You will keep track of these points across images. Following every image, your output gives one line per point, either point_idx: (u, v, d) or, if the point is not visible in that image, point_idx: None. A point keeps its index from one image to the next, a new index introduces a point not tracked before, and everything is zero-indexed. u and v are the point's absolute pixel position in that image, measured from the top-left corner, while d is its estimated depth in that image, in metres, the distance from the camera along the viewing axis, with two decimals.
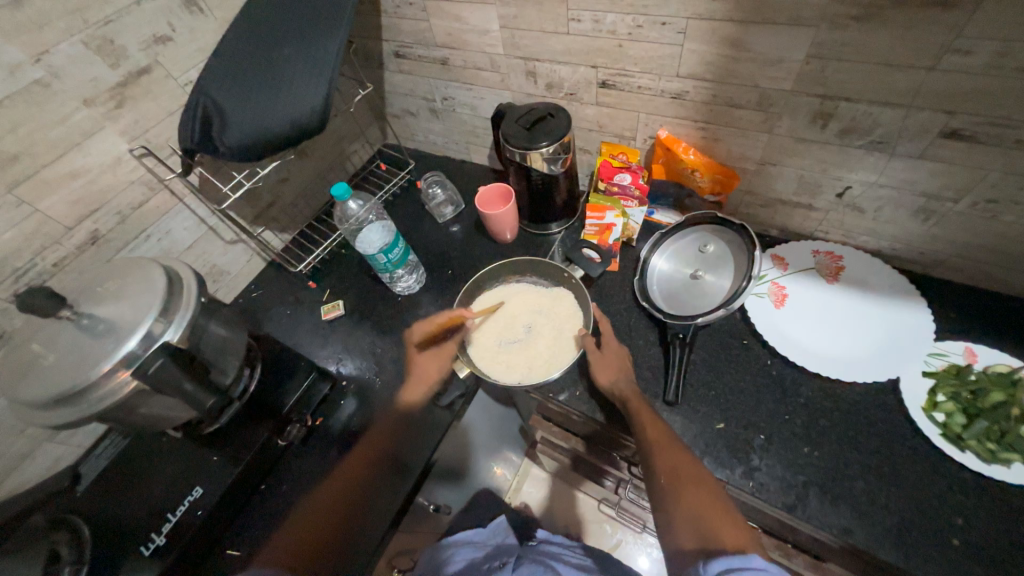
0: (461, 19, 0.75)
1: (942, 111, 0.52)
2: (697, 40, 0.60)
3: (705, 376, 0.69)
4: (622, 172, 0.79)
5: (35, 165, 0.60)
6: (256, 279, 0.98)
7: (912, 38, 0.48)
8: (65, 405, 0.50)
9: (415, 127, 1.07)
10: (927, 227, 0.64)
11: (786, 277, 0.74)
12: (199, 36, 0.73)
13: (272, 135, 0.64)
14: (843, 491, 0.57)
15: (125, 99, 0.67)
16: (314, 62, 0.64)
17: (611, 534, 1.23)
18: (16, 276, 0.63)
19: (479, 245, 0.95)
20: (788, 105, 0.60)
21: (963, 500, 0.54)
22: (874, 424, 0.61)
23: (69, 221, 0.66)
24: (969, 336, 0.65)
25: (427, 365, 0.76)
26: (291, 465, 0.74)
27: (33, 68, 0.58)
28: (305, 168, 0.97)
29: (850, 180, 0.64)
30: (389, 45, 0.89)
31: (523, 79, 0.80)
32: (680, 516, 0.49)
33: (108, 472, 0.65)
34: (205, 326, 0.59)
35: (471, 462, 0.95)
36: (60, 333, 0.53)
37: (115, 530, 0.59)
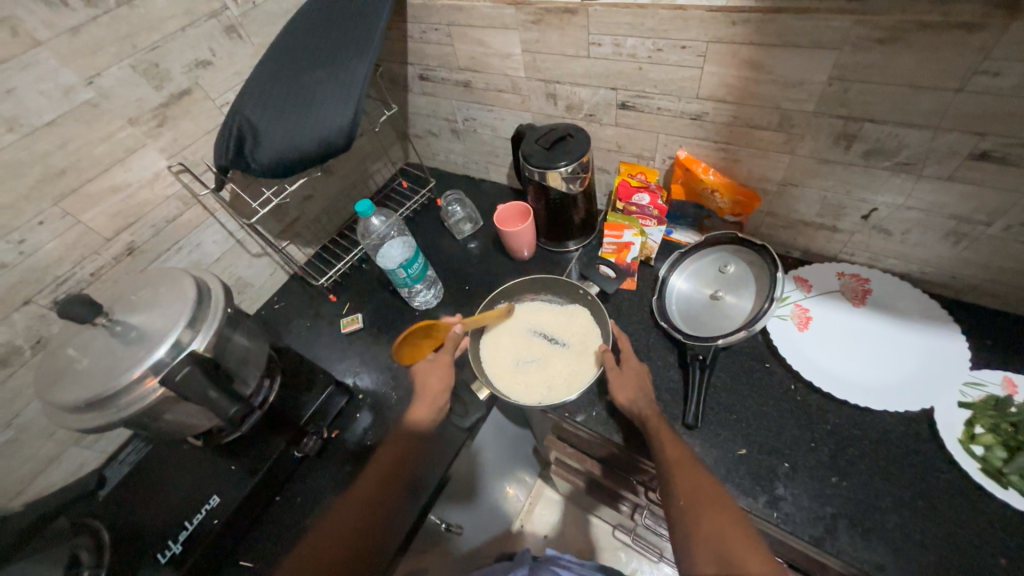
0: (484, 43, 0.78)
1: (971, 133, 0.51)
2: (717, 63, 0.60)
3: (726, 399, 0.67)
4: (641, 191, 0.78)
5: (80, 179, 0.64)
6: (279, 292, 1.00)
7: (938, 60, 0.48)
8: (95, 409, 0.51)
9: (436, 146, 1.10)
10: (958, 250, 0.62)
11: (810, 299, 0.72)
12: (237, 61, 0.77)
13: (300, 153, 0.66)
14: (875, 525, 0.54)
15: (166, 119, 0.71)
16: (343, 84, 0.67)
17: (626, 562, 1.19)
18: (56, 284, 0.66)
19: (497, 262, 0.96)
20: (810, 126, 0.60)
21: (1006, 540, 0.51)
22: (907, 455, 0.58)
23: (108, 232, 0.69)
24: (1008, 364, 0.62)
25: (428, 378, 0.71)
26: (305, 478, 0.74)
27: (85, 90, 0.61)
28: (330, 185, 1.00)
29: (876, 202, 0.63)
30: (414, 69, 0.92)
31: (543, 100, 0.82)
32: (700, 540, 0.47)
33: (130, 478, 0.66)
34: (230, 336, 0.61)
35: (483, 481, 0.93)
36: (94, 339, 0.55)
37: (134, 537, 0.60)
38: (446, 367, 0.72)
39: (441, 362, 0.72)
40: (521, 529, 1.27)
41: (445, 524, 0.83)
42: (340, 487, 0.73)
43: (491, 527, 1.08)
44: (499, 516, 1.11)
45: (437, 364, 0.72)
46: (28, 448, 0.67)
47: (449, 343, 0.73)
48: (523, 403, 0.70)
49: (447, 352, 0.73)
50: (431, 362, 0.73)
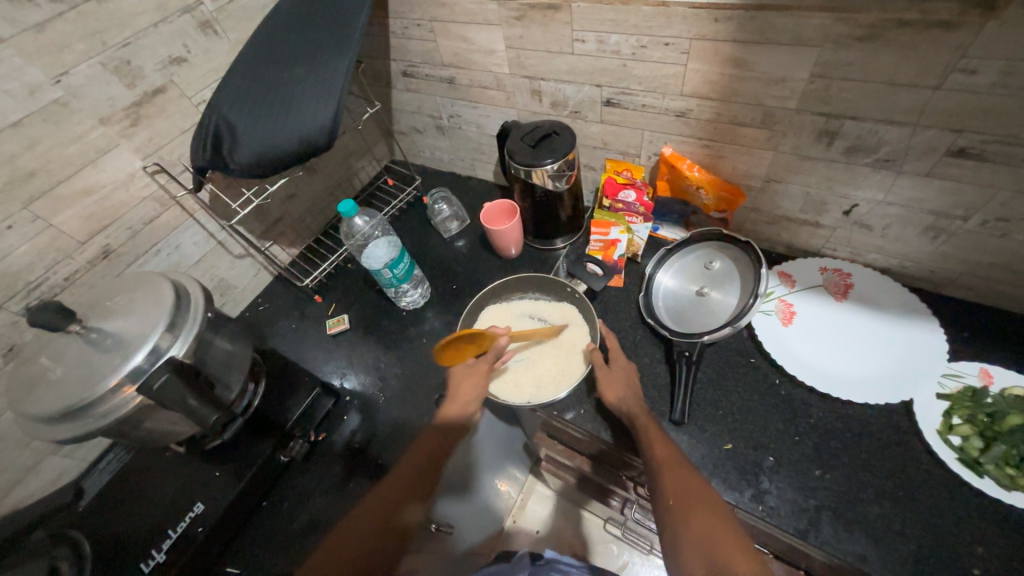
0: (468, 39, 0.77)
1: (948, 130, 0.52)
2: (700, 59, 0.60)
3: (712, 395, 0.68)
4: (627, 188, 0.79)
5: (50, 181, 0.62)
6: (263, 294, 0.99)
7: (916, 57, 0.48)
8: (70, 419, 0.50)
9: (421, 143, 1.09)
10: (937, 244, 0.63)
11: (794, 294, 0.73)
12: (213, 57, 0.75)
13: (281, 153, 0.65)
14: (856, 515, 0.55)
15: (139, 118, 0.69)
16: (324, 82, 0.65)
17: (617, 555, 1.20)
18: (27, 290, 0.64)
19: (484, 260, 0.95)
20: (793, 123, 0.60)
21: (983, 528, 0.52)
22: (887, 447, 0.59)
23: (82, 235, 0.67)
24: (983, 356, 0.63)
25: (463, 386, 0.67)
26: (293, 481, 0.73)
27: (52, 89, 0.59)
28: (313, 184, 0.98)
29: (857, 198, 0.64)
30: (397, 65, 0.91)
31: (528, 97, 0.81)
32: (688, 539, 0.47)
33: (110, 487, 0.65)
34: (211, 341, 0.59)
35: (474, 480, 0.93)
36: (68, 347, 0.53)
37: (115, 547, 0.59)
38: (482, 377, 0.68)
39: (480, 370, 0.69)
40: (513, 524, 1.28)
41: (435, 524, 0.83)
42: (328, 491, 0.72)
43: (482, 525, 1.08)
44: (491, 514, 1.12)
45: (475, 371, 0.69)
46: (3, 459, 0.65)
47: (491, 354, 0.70)
48: (515, 402, 0.70)
49: (487, 363, 0.69)
50: (471, 371, 0.69)
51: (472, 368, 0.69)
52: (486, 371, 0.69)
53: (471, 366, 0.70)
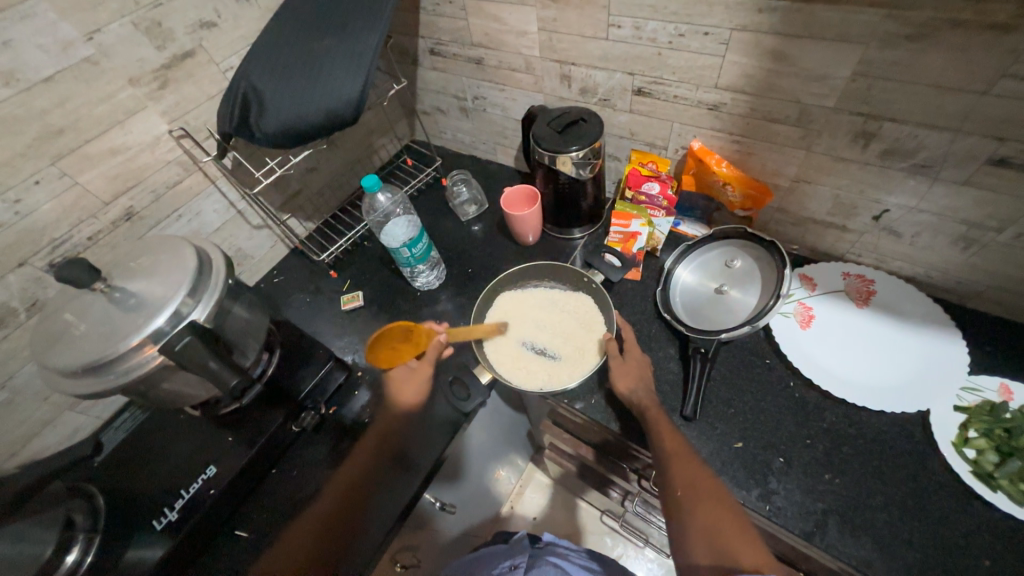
0: (500, 19, 0.76)
1: (992, 138, 0.50)
2: (739, 52, 0.59)
3: (725, 393, 0.67)
4: (650, 181, 0.78)
5: (79, 139, 0.62)
6: (279, 266, 0.99)
7: (966, 61, 0.47)
8: (92, 375, 0.50)
9: (443, 124, 1.08)
10: (966, 255, 0.62)
11: (815, 297, 0.72)
12: (243, 24, 0.75)
13: (305, 123, 0.64)
14: (864, 522, 0.55)
15: (168, 81, 0.68)
16: (353, 54, 0.65)
17: (611, 547, 1.21)
18: (52, 247, 0.65)
19: (501, 246, 0.95)
20: (829, 123, 0.59)
21: (991, 542, 0.52)
22: (900, 456, 0.59)
23: (107, 195, 0.67)
24: (1005, 371, 0.62)
25: (404, 386, 0.72)
26: (302, 452, 0.74)
27: (84, 46, 0.59)
28: (334, 159, 0.98)
29: (888, 204, 0.63)
30: (425, 42, 0.89)
31: (557, 82, 0.80)
32: (696, 532, 0.48)
33: (126, 445, 0.66)
34: (230, 308, 0.60)
35: (477, 462, 0.94)
36: (92, 304, 0.54)
37: (130, 503, 0.61)
38: (423, 379, 0.72)
39: (422, 371, 0.72)
40: (510, 510, 1.30)
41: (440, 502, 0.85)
42: (335, 463, 0.73)
43: (481, 507, 1.09)
44: (490, 498, 1.13)
45: (417, 372, 0.72)
46: (23, 411, 0.66)
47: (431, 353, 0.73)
48: (525, 387, 0.71)
49: (428, 363, 0.72)
50: (412, 372, 0.72)
51: (411, 369, 0.72)
52: (428, 373, 0.72)
53: (411, 369, 0.72)
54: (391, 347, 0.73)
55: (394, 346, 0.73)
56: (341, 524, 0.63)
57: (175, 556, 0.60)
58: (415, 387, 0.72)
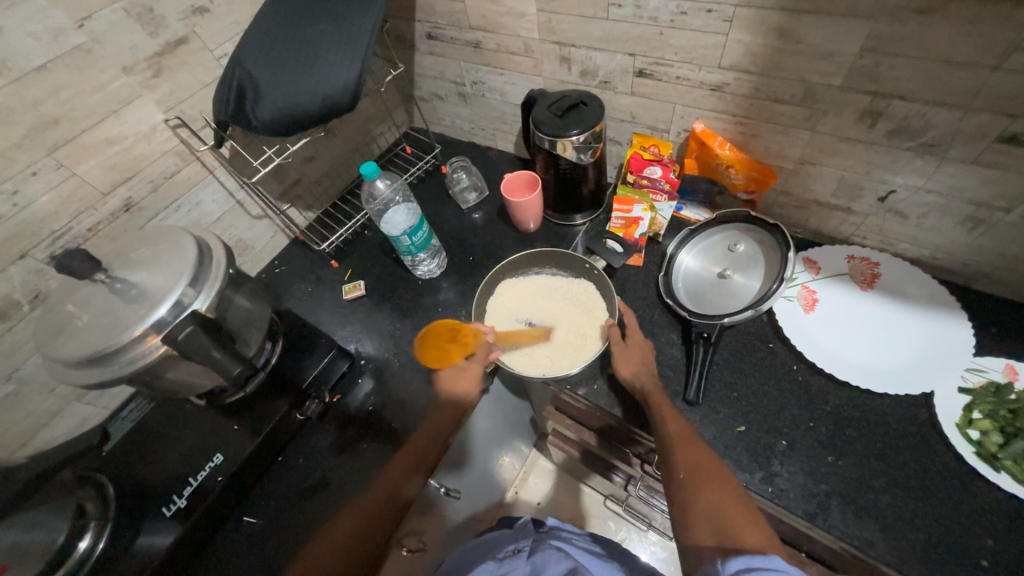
0: (498, 0, 0.74)
1: (1002, 114, 0.49)
2: (743, 29, 0.58)
3: (728, 376, 0.67)
4: (653, 165, 0.77)
5: (74, 130, 0.61)
6: (280, 256, 0.99)
7: (978, 34, 0.45)
8: (96, 365, 0.51)
9: (442, 111, 1.06)
10: (973, 236, 0.61)
11: (818, 281, 0.72)
12: (236, 9, 0.73)
13: (302, 111, 0.64)
14: (867, 503, 0.55)
15: (162, 69, 0.67)
16: (349, 39, 0.63)
17: (615, 531, 1.23)
18: (52, 239, 0.64)
19: (501, 233, 0.94)
20: (835, 102, 0.58)
21: (993, 522, 0.52)
22: (903, 438, 0.59)
23: (104, 187, 0.67)
24: (1010, 353, 0.62)
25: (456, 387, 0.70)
26: (307, 440, 0.75)
27: (76, 33, 0.58)
28: (332, 147, 0.97)
29: (894, 184, 0.62)
30: (421, 26, 0.88)
31: (556, 65, 0.78)
32: (698, 513, 0.49)
33: (133, 435, 0.67)
34: (232, 298, 0.60)
35: (481, 449, 0.95)
36: (94, 295, 0.54)
37: (138, 491, 0.61)
38: (475, 380, 0.69)
39: (473, 369, 0.70)
40: (514, 495, 1.31)
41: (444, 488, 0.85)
42: (341, 450, 0.74)
43: (485, 493, 1.10)
44: (494, 483, 1.14)
45: (467, 373, 0.69)
46: (30, 402, 0.67)
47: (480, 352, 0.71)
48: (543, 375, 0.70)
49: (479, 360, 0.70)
50: (462, 372, 0.69)
51: (462, 368, 0.70)
52: (479, 371, 0.69)
53: (462, 368, 0.70)
54: (440, 346, 0.70)
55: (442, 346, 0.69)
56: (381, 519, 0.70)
57: (185, 542, 0.61)
58: (464, 383, 0.69)
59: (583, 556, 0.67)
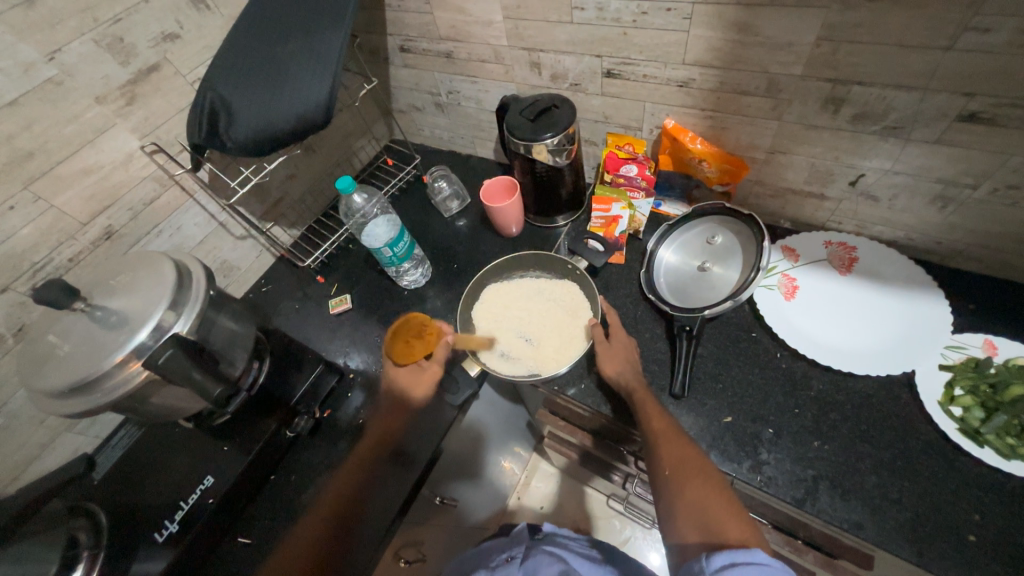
0: (465, 10, 0.75)
1: (959, 94, 0.50)
2: (703, 25, 0.58)
3: (712, 368, 0.68)
4: (629, 163, 0.78)
5: (49, 161, 0.62)
6: (266, 275, 0.99)
7: (927, 17, 0.46)
8: (79, 394, 0.51)
9: (421, 121, 1.07)
10: (944, 215, 0.62)
11: (798, 268, 0.72)
12: (207, 34, 0.74)
13: (277, 130, 0.64)
14: (855, 485, 0.56)
15: (135, 96, 0.68)
16: (318, 56, 0.64)
17: (619, 530, 1.22)
18: (33, 271, 0.65)
19: (485, 239, 0.95)
20: (798, 91, 0.59)
21: (980, 496, 0.52)
22: (888, 418, 0.59)
23: (84, 216, 0.68)
24: (989, 328, 0.62)
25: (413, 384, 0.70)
26: (300, 456, 0.75)
27: (46, 67, 0.59)
28: (312, 164, 0.98)
29: (864, 168, 0.62)
30: (394, 39, 0.89)
31: (527, 70, 0.79)
32: (683, 509, 0.49)
33: (124, 462, 0.67)
34: (215, 319, 0.60)
35: (477, 455, 0.95)
36: (75, 325, 0.54)
37: (129, 518, 0.61)
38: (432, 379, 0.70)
39: (433, 369, 0.71)
40: (517, 500, 1.30)
41: (440, 496, 0.85)
42: (333, 465, 0.74)
43: (487, 500, 1.10)
44: (496, 490, 1.14)
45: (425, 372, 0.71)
46: (18, 435, 0.67)
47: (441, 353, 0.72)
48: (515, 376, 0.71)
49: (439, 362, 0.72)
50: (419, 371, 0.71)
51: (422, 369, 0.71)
52: (436, 374, 0.71)
53: (421, 368, 0.71)
54: (406, 342, 0.73)
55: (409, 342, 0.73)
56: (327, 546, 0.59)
57: (179, 567, 0.61)
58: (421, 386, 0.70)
59: (576, 560, 0.67)
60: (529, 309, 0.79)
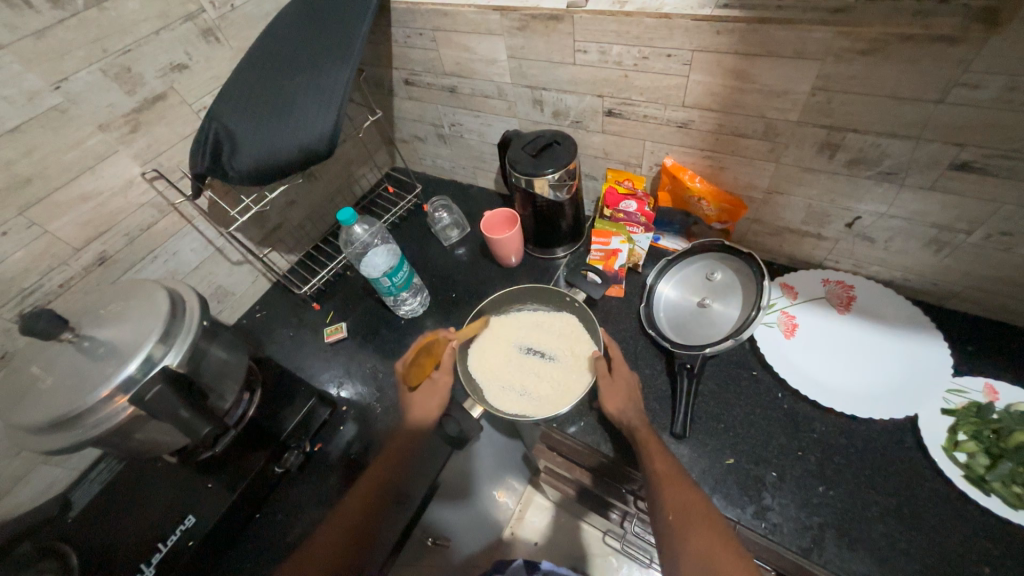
0: (470, 48, 0.77)
1: (951, 144, 0.51)
2: (703, 71, 0.60)
3: (714, 408, 0.67)
4: (628, 199, 0.79)
5: (47, 187, 0.61)
6: (261, 300, 0.98)
7: (919, 72, 0.48)
8: (60, 429, 0.49)
9: (422, 151, 1.09)
10: (939, 257, 0.63)
11: (796, 306, 0.72)
12: (215, 65, 0.75)
13: (280, 159, 0.64)
14: (862, 534, 0.54)
15: (139, 124, 0.68)
16: (325, 90, 0.65)
17: (616, 568, 1.18)
18: (21, 297, 0.63)
19: (484, 269, 0.95)
20: (795, 136, 0.60)
21: (989, 548, 0.51)
22: (892, 463, 0.58)
23: (78, 242, 0.67)
24: (988, 371, 0.62)
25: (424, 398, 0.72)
26: (288, 492, 0.72)
27: (52, 95, 0.59)
28: (313, 191, 0.98)
29: (859, 211, 0.64)
30: (399, 73, 0.91)
31: (529, 107, 0.81)
32: (687, 559, 0.47)
33: (102, 497, 0.64)
34: (207, 349, 0.58)
35: (472, 490, 0.92)
36: (60, 356, 0.52)
37: (104, 560, 0.58)
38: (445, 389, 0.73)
39: (444, 380, 0.74)
40: (511, 536, 1.26)
41: (431, 537, 0.82)
42: (323, 503, 0.71)
43: (480, 536, 1.07)
44: (489, 525, 1.10)
45: (438, 384, 0.73)
46: None
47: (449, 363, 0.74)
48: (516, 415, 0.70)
49: (447, 373, 0.74)
50: (431, 384, 0.73)
51: (433, 383, 0.74)
52: (447, 384, 0.73)
53: (433, 381, 0.74)
54: (417, 362, 0.75)
55: (417, 362, 0.74)
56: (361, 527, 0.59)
57: None
58: (436, 398, 0.72)
59: None
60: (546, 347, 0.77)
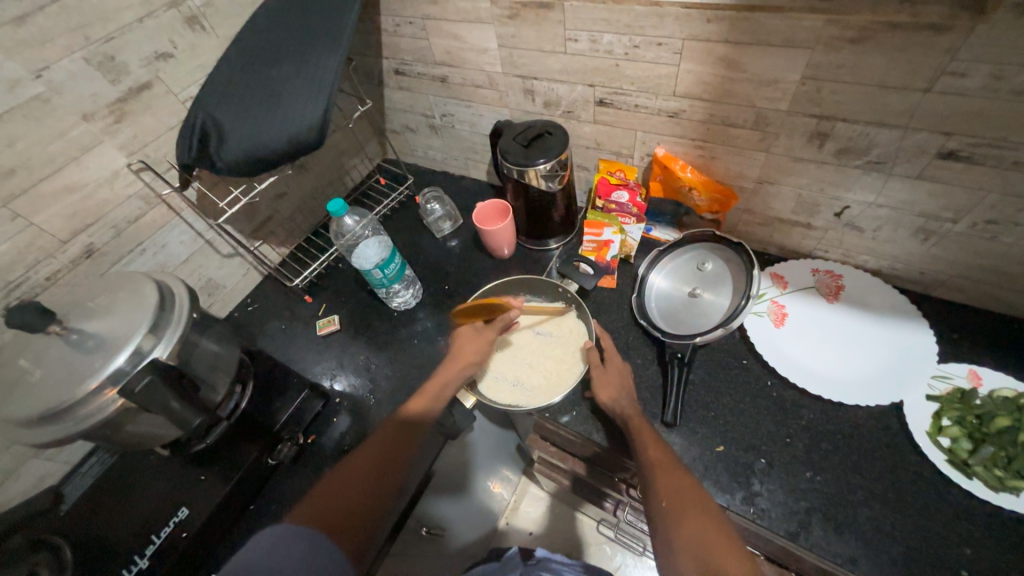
0: (460, 37, 0.76)
1: (939, 133, 0.52)
2: (693, 60, 0.60)
3: (704, 396, 0.68)
4: (619, 189, 0.79)
5: (31, 179, 0.60)
6: (252, 293, 0.97)
7: (907, 60, 0.48)
8: (50, 422, 0.48)
9: (414, 142, 1.08)
10: (927, 246, 0.63)
11: (786, 296, 0.73)
12: (201, 54, 0.74)
13: (269, 150, 0.64)
14: (848, 519, 0.55)
15: (124, 114, 0.67)
16: (313, 78, 0.64)
17: (610, 556, 1.20)
18: (6, 291, 0.62)
19: (477, 260, 0.95)
20: (785, 125, 0.60)
21: (969, 529, 0.52)
22: (878, 449, 0.59)
23: (64, 235, 0.66)
24: (972, 358, 0.64)
25: (465, 347, 0.73)
26: (282, 484, 0.73)
27: (33, 84, 0.58)
28: (303, 182, 0.97)
29: (848, 200, 0.64)
30: (389, 63, 0.90)
31: (521, 97, 0.81)
32: (680, 543, 0.48)
33: (94, 490, 0.63)
34: (197, 342, 0.58)
35: (466, 481, 0.93)
36: (48, 349, 0.52)
37: (98, 552, 0.58)
38: (485, 343, 0.73)
39: (487, 334, 0.74)
40: (506, 526, 1.27)
41: (426, 527, 0.83)
42: None
43: (475, 526, 1.08)
44: (484, 515, 1.11)
45: (479, 337, 0.73)
46: None
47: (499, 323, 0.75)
48: (504, 404, 0.71)
49: (495, 330, 0.74)
50: (476, 335, 0.74)
51: (478, 334, 0.74)
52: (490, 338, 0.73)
53: (477, 331, 0.75)
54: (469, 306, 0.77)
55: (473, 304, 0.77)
56: (354, 507, 0.53)
57: None
58: (476, 345, 0.73)
59: None
60: (560, 334, 0.78)
